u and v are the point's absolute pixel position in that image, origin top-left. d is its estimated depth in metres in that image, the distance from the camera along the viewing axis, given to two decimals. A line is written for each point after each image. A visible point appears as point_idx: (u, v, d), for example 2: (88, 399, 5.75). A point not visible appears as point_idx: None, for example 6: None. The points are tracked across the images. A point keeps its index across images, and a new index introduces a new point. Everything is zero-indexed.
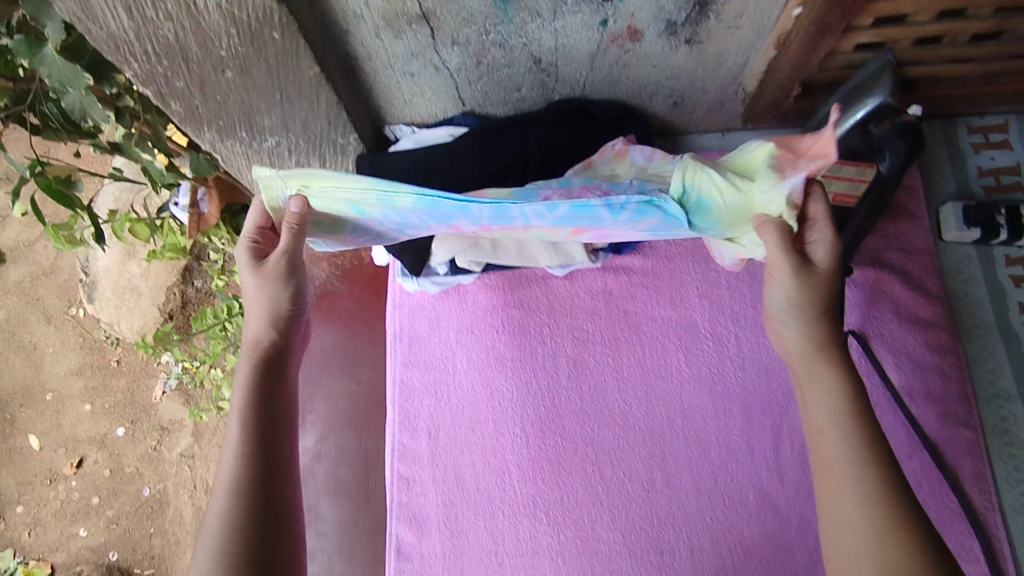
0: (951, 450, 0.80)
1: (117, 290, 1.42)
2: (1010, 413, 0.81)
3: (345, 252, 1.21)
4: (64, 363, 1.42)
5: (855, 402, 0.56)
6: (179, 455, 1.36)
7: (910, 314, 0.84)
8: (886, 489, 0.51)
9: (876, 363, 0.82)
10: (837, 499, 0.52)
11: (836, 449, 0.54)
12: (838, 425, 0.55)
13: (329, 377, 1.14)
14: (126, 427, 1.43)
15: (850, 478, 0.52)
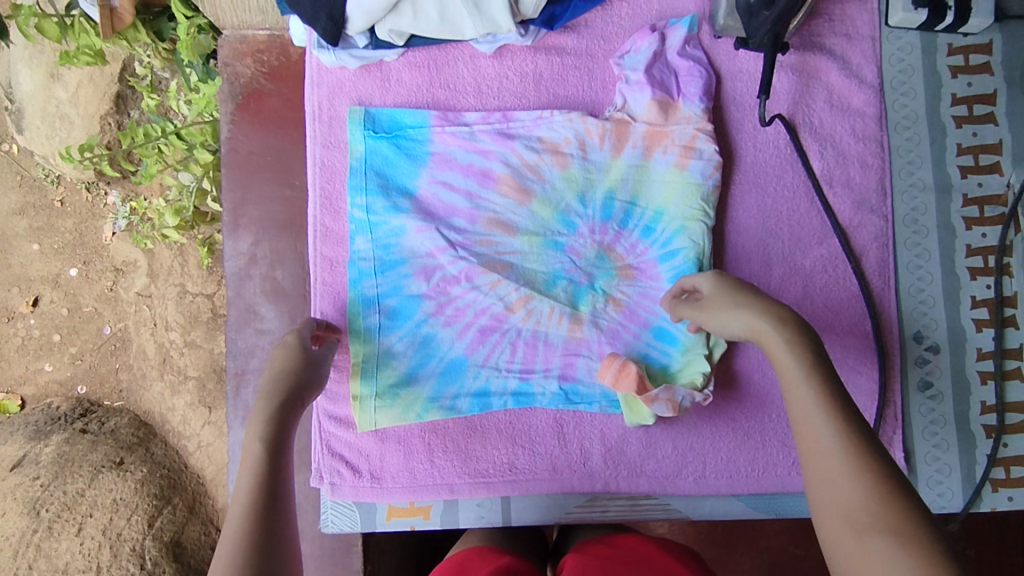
0: (859, 235, 0.82)
1: (48, 118, 1.47)
2: (922, 204, 0.83)
3: (270, 50, 1.12)
4: (7, 201, 1.55)
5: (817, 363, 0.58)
6: (136, 293, 1.51)
7: (841, 101, 0.83)
8: (851, 452, 0.50)
9: (799, 148, 0.82)
10: (829, 457, 0.51)
11: (816, 430, 0.53)
12: (806, 386, 0.56)
13: (261, 182, 1.10)
14: (86, 263, 1.53)
15: (820, 448, 0.52)
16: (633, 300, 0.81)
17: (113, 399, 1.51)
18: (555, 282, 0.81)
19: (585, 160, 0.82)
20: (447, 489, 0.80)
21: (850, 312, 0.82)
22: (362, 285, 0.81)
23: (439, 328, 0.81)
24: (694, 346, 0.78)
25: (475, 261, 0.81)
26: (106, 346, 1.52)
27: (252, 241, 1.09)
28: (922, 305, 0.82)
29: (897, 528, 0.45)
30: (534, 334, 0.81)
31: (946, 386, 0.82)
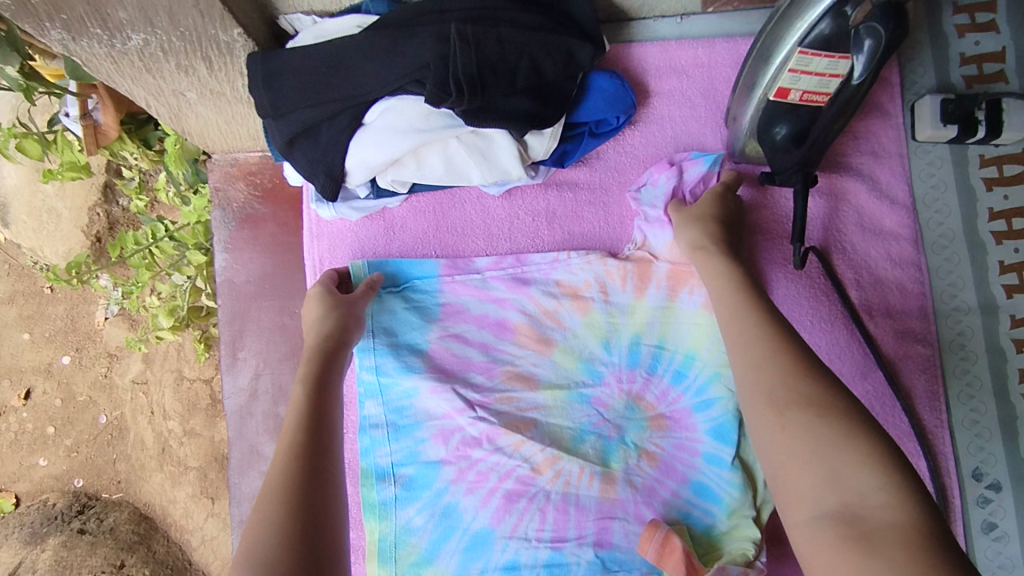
0: (905, 366, 0.77)
1: (33, 213, 1.38)
2: (968, 328, 0.78)
3: (263, 169, 1.06)
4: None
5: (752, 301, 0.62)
6: (132, 380, 1.41)
7: (872, 223, 0.79)
8: (768, 351, 0.56)
9: (834, 278, 0.77)
10: (765, 368, 0.56)
11: (776, 372, 0.55)
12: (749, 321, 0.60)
13: (260, 311, 1.04)
14: (78, 350, 1.43)
15: (751, 351, 0.58)
16: (669, 453, 0.73)
17: (111, 492, 1.41)
18: (582, 439, 0.73)
19: (607, 303, 0.75)
20: None
21: (902, 450, 0.76)
22: (374, 455, 0.74)
23: (460, 496, 0.73)
24: (739, 507, 0.69)
25: (494, 421, 0.73)
26: (103, 436, 1.42)
27: (253, 372, 1.03)
28: (977, 439, 0.76)
29: (815, 404, 0.51)
30: (564, 498, 0.72)
31: (1012, 527, 0.75)
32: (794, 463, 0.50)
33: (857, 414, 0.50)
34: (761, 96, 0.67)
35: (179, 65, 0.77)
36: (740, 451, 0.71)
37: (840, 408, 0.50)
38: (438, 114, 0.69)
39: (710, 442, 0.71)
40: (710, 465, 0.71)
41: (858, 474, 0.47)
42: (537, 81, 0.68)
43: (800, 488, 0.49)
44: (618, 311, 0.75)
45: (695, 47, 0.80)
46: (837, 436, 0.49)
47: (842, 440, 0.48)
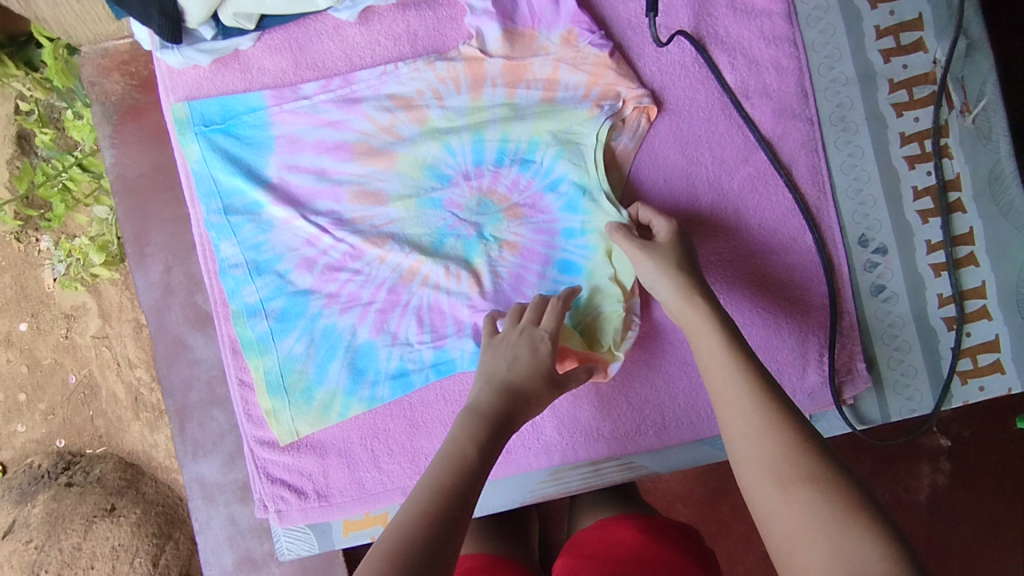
0: (785, 144, 0.76)
1: None
2: (847, 98, 0.77)
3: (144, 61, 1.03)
4: None
5: (736, 345, 0.61)
6: (93, 337, 1.31)
7: (743, 4, 0.76)
8: (766, 419, 0.54)
9: (709, 63, 0.76)
10: (763, 424, 0.54)
11: (761, 434, 0.53)
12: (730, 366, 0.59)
13: (158, 205, 1.02)
14: (34, 315, 1.32)
15: (744, 412, 0.55)
16: (529, 240, 0.76)
17: (95, 447, 1.31)
18: (442, 242, 0.76)
19: (443, 108, 0.76)
20: (400, 492, 0.76)
21: (789, 228, 0.77)
22: (241, 294, 0.75)
23: (335, 317, 0.76)
24: (603, 270, 0.74)
25: (354, 239, 0.75)
26: (76, 396, 1.31)
27: (167, 269, 1.02)
28: (862, 207, 0.77)
29: (819, 480, 0.49)
30: (436, 299, 0.76)
31: (899, 285, 0.77)
32: (795, 532, 0.47)
33: (856, 489, 0.48)
34: None
35: None
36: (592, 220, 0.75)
37: (844, 483, 0.48)
38: None
39: (563, 217, 0.75)
40: (567, 239, 0.75)
41: (866, 549, 0.44)
42: None
43: (802, 557, 0.46)
44: (455, 114, 0.76)
45: None
46: (840, 513, 0.46)
47: (846, 517, 0.46)
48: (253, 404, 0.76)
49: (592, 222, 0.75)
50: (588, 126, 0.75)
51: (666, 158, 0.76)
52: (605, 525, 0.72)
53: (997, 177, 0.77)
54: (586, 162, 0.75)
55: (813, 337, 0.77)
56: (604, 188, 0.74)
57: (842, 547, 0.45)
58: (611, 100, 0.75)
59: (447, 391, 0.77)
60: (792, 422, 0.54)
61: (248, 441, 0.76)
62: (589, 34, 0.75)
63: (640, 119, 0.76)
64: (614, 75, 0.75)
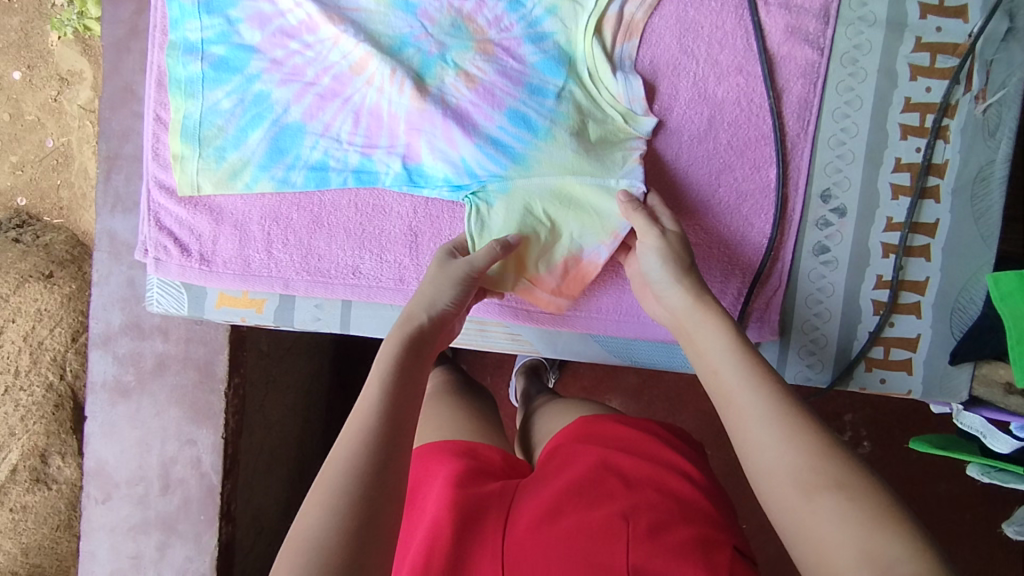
0: (785, 67, 0.71)
1: None
2: (867, 41, 0.71)
3: None
4: None
5: (740, 341, 0.55)
6: (81, 107, 1.35)
7: None
8: (788, 422, 0.48)
9: None
10: (787, 426, 0.48)
11: (780, 442, 0.47)
12: (732, 363, 0.54)
13: None
14: (30, 67, 1.35)
15: (755, 416, 0.49)
16: (489, 78, 0.70)
17: (53, 217, 1.37)
18: (402, 47, 0.70)
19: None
20: (281, 283, 0.74)
21: (756, 155, 0.72)
22: (183, 27, 0.71)
23: (271, 85, 0.71)
24: (560, 135, 0.69)
25: (313, 8, 0.69)
26: (49, 160, 1.36)
27: (140, 13, 0.97)
28: (838, 160, 0.73)
29: (846, 488, 0.44)
30: (377, 101, 0.71)
31: (843, 253, 0.73)
32: (820, 538, 0.43)
33: (887, 494, 0.44)
34: None
35: None
36: (566, 85, 0.70)
37: (870, 488, 0.44)
38: None
39: (538, 75, 0.70)
40: (532, 96, 0.69)
41: (896, 552, 0.40)
42: None
43: (831, 567, 0.42)
44: None
45: None
46: (872, 520, 0.42)
47: (876, 524, 0.42)
48: (164, 145, 0.73)
49: (570, 92, 0.70)
50: None
51: (658, 43, 0.71)
52: (583, 420, 0.73)
53: (983, 178, 0.72)
54: (578, 23, 0.70)
55: (738, 272, 0.74)
56: (588, 65, 0.70)
57: (878, 554, 0.40)
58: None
59: (360, 204, 0.74)
60: (813, 421, 0.48)
61: (147, 179, 0.74)
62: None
63: None
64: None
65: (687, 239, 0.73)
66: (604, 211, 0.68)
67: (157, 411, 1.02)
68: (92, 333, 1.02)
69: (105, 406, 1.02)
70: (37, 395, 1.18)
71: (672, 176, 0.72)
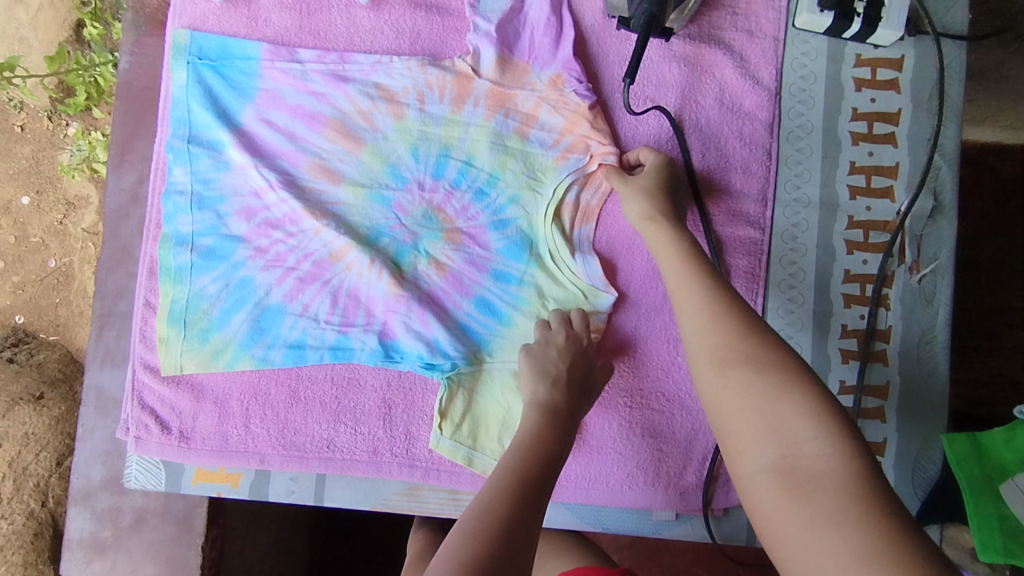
0: (731, 245, 0.77)
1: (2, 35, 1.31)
2: (804, 220, 0.77)
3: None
4: None
5: (725, 307, 0.55)
6: (84, 230, 1.37)
7: (732, 101, 0.78)
8: (754, 380, 0.49)
9: (682, 146, 0.76)
10: (751, 378, 0.49)
11: (746, 391, 0.49)
12: (714, 325, 0.54)
13: (152, 119, 1.05)
14: (38, 192, 1.37)
15: (727, 374, 0.50)
16: (459, 266, 0.76)
17: (48, 334, 1.36)
18: (378, 237, 0.76)
19: (421, 112, 0.77)
20: (257, 458, 0.76)
21: None
22: (176, 221, 0.77)
23: (255, 272, 0.77)
24: (524, 322, 0.75)
25: (296, 205, 0.76)
26: (50, 279, 1.36)
27: (138, 179, 1.04)
28: (787, 328, 0.77)
29: (755, 360, 0.50)
30: (355, 286, 0.76)
31: None
32: (768, 503, 0.44)
33: (795, 362, 0.49)
34: None
35: None
36: (529, 269, 0.76)
37: (776, 359, 0.49)
38: None
39: (502, 260, 0.76)
40: (496, 282, 0.76)
41: (799, 422, 0.46)
42: None
43: (777, 517, 0.43)
44: (430, 120, 0.77)
45: None
46: (776, 390, 0.47)
47: (781, 394, 0.47)
48: (150, 328, 0.77)
49: (533, 276, 0.76)
50: (550, 175, 0.76)
51: (612, 228, 0.77)
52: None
53: (927, 342, 0.76)
54: (537, 211, 0.76)
55: (701, 437, 0.76)
56: (549, 246, 0.75)
57: (784, 421, 0.46)
58: (578, 153, 0.76)
59: (336, 376, 0.77)
60: (738, 305, 0.55)
61: (133, 361, 0.77)
62: (576, 82, 0.75)
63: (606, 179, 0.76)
64: (588, 126, 0.76)
65: (651, 404, 0.76)
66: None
67: (133, 568, 0.99)
68: (72, 488, 1.01)
69: (80, 564, 1.00)
70: (16, 524, 1.16)
71: (633, 348, 0.76)
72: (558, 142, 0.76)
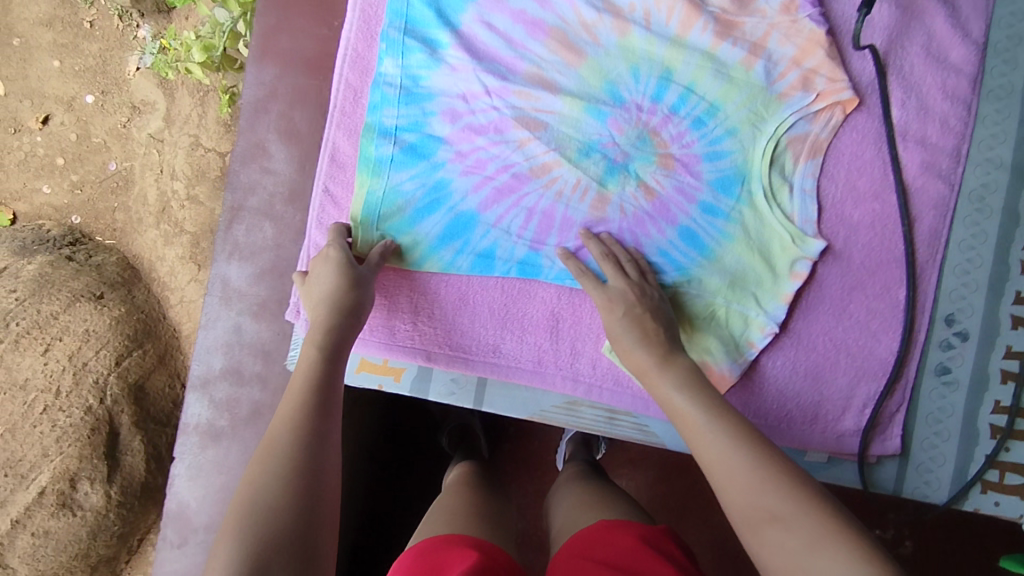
0: (919, 198, 0.76)
1: None
2: (994, 182, 0.77)
3: None
4: (35, 11, 1.67)
5: (740, 440, 0.58)
6: (148, 136, 1.61)
7: (938, 51, 0.76)
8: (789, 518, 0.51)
9: (884, 91, 0.75)
10: (783, 519, 0.51)
11: (785, 531, 0.50)
12: (739, 463, 0.56)
13: (301, 15, 1.03)
14: (104, 93, 1.64)
15: (769, 516, 0.52)
16: (667, 193, 0.76)
17: (105, 237, 1.61)
18: (588, 153, 0.76)
19: (648, 30, 0.76)
20: (423, 355, 0.77)
21: (887, 276, 0.76)
22: (381, 112, 0.76)
23: (454, 175, 0.76)
24: (723, 257, 0.75)
25: (507, 113, 0.76)
26: (109, 182, 1.63)
27: (279, 75, 1.03)
28: (962, 288, 0.77)
29: (782, 516, 0.51)
30: (553, 204, 0.75)
31: (963, 375, 0.77)
32: None
33: (818, 508, 0.51)
34: None
35: None
36: (736, 205, 0.75)
37: (802, 511, 0.51)
38: None
39: (712, 193, 0.75)
40: (704, 215, 0.75)
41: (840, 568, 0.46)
42: None
43: None
44: (656, 41, 0.76)
45: None
46: (808, 545, 0.49)
47: (815, 549, 0.48)
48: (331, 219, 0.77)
49: (740, 213, 0.75)
50: (774, 111, 0.75)
51: (836, 165, 0.76)
52: (603, 526, 0.68)
53: None
54: (755, 146, 0.75)
55: (863, 384, 0.76)
56: (762, 185, 0.75)
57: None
58: (804, 91, 0.75)
59: (507, 285, 0.77)
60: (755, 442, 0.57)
61: (309, 246, 0.77)
62: (810, 8, 0.75)
63: (828, 117, 0.75)
64: (822, 55, 0.74)
65: (819, 348, 0.76)
66: (739, 333, 0.75)
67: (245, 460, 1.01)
68: (192, 375, 1.03)
69: (194, 448, 1.02)
70: (76, 416, 1.35)
71: (829, 291, 0.76)
72: (784, 75, 0.75)
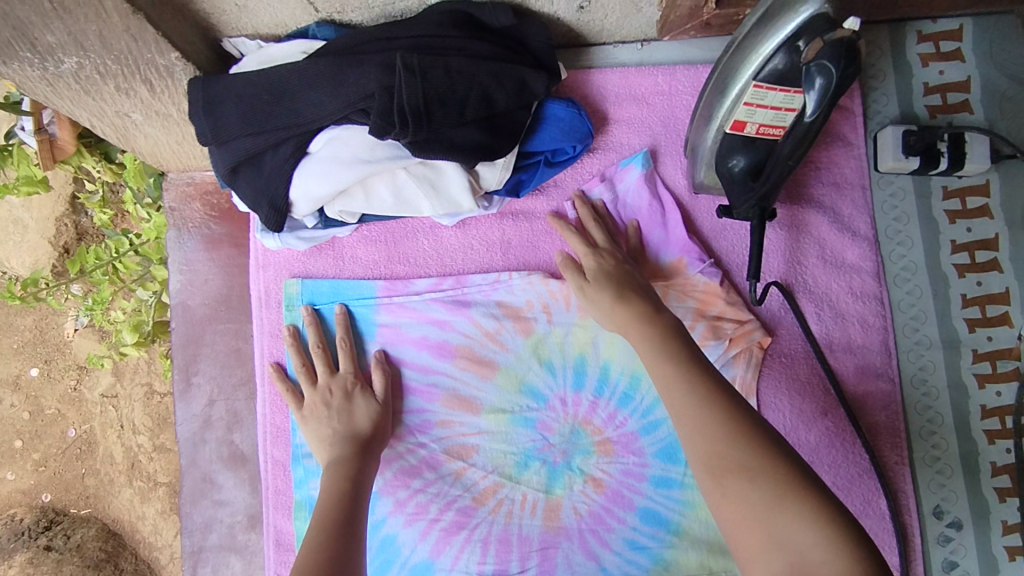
0: (865, 402, 0.76)
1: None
2: (930, 362, 0.76)
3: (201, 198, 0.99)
4: None
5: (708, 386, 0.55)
6: (100, 394, 1.21)
7: (833, 256, 0.77)
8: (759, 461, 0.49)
9: (797, 312, 0.76)
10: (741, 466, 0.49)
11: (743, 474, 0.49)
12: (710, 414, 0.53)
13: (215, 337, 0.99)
14: (47, 363, 1.23)
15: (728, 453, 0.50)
16: (615, 479, 0.74)
17: (80, 508, 1.22)
18: (527, 462, 0.75)
19: (550, 324, 0.75)
20: None
21: (864, 490, 0.75)
22: (308, 486, 0.75)
23: (398, 527, 0.75)
24: (688, 526, 0.73)
25: (435, 448, 0.75)
26: (71, 450, 1.22)
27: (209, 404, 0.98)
28: (938, 475, 0.75)
29: (749, 467, 0.49)
30: (506, 528, 0.74)
31: (972, 566, 0.74)
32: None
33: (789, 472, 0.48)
34: (717, 128, 0.65)
35: (119, 88, 0.69)
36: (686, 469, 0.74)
37: (770, 463, 0.49)
38: (385, 145, 0.66)
39: (659, 465, 0.74)
40: (658, 490, 0.74)
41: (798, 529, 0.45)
42: (487, 110, 0.66)
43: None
44: (561, 333, 0.75)
45: (655, 75, 0.77)
46: (774, 496, 0.47)
47: (778, 503, 0.47)
48: None
49: (693, 476, 0.74)
50: None
51: (772, 402, 0.76)
52: None
53: None
54: None
55: None
56: None
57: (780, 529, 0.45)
58: (718, 340, 0.75)
59: None
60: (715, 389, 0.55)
61: None
62: (699, 263, 0.75)
63: (747, 357, 0.75)
64: (723, 303, 0.75)
65: None
66: None
67: None
68: None
69: None
70: None
71: None
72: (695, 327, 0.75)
